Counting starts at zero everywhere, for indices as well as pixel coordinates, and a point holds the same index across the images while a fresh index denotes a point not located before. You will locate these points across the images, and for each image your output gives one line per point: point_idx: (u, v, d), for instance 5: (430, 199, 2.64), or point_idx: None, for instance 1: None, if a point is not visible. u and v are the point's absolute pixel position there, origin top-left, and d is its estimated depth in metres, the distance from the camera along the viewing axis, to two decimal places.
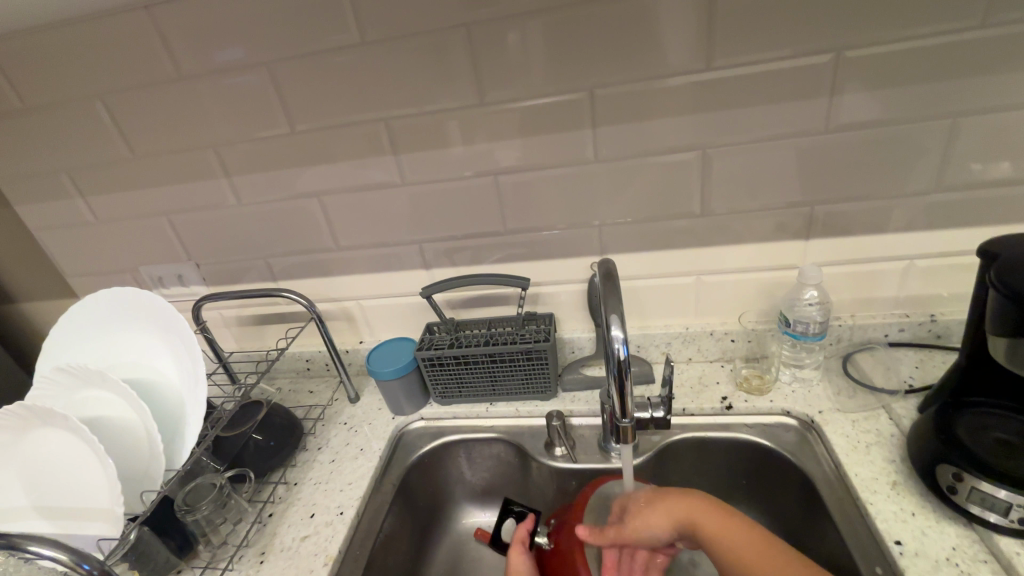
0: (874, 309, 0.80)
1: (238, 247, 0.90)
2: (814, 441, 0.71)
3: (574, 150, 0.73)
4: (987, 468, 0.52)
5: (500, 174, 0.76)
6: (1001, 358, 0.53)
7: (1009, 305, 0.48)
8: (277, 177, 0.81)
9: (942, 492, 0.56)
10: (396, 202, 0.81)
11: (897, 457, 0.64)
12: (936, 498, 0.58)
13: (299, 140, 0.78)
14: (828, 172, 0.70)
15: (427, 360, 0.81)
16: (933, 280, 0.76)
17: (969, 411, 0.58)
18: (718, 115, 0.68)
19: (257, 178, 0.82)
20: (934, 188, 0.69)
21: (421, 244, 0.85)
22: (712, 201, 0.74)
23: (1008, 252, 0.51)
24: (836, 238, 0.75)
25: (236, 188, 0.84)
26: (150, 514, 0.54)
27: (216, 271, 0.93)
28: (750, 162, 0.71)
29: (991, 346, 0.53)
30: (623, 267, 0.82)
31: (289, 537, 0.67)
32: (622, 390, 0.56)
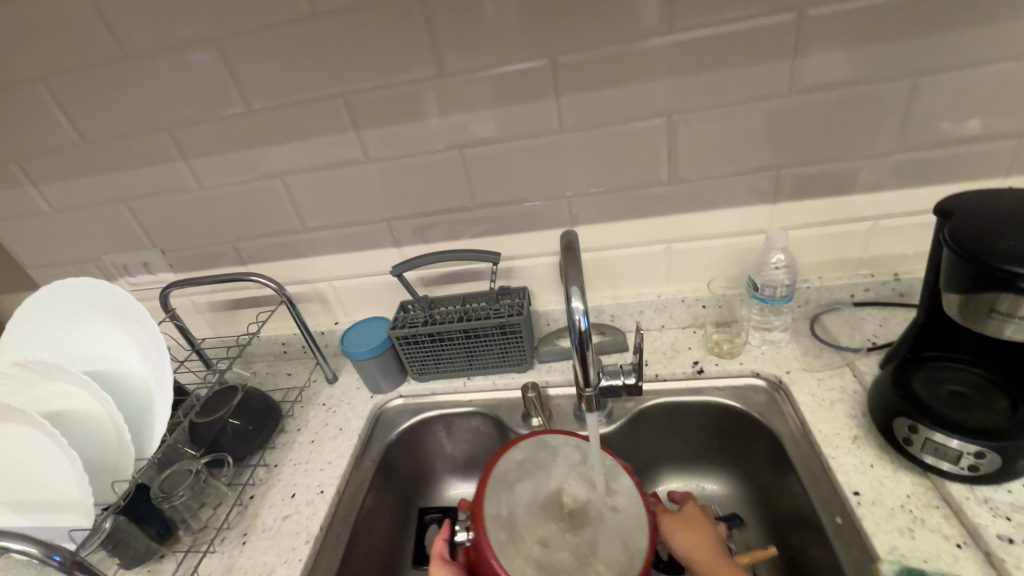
0: (841, 270, 0.81)
1: (203, 232, 0.88)
2: (782, 400, 0.73)
3: (540, 121, 0.72)
4: (940, 419, 0.54)
5: (468, 147, 0.75)
6: (954, 316, 0.54)
7: (961, 263, 0.49)
8: (236, 158, 0.79)
9: (898, 444, 0.58)
10: (363, 180, 0.79)
11: (859, 413, 0.66)
12: (893, 449, 0.60)
13: (257, 118, 0.75)
14: (793, 135, 0.70)
15: (402, 339, 0.81)
16: (897, 239, 0.77)
17: (926, 366, 0.61)
18: (683, 80, 0.67)
19: (216, 159, 0.79)
20: (899, 148, 0.70)
21: (391, 222, 0.83)
22: (682, 168, 0.74)
23: (962, 209, 0.52)
24: (805, 201, 0.75)
25: (196, 171, 0.81)
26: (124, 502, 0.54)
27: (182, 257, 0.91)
28: (717, 127, 0.70)
29: (946, 303, 0.54)
30: (596, 239, 0.82)
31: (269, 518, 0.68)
32: (585, 359, 0.56)
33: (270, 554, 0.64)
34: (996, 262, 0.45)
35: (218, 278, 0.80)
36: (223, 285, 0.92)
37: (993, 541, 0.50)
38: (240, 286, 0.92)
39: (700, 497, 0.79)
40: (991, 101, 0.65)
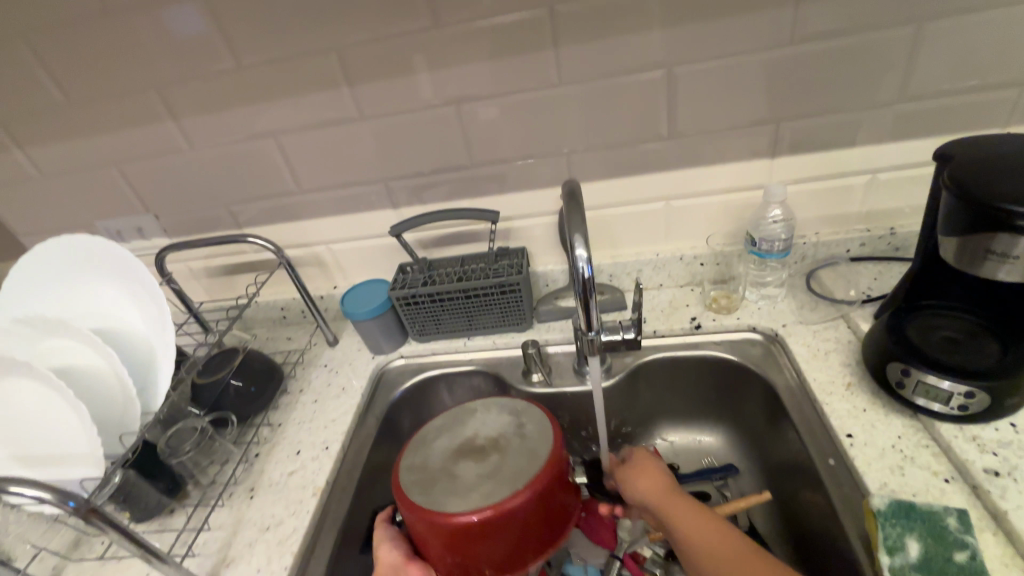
0: (839, 226, 0.82)
1: (197, 196, 0.87)
2: (777, 352, 0.75)
3: (538, 74, 0.70)
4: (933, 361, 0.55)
5: (465, 103, 0.74)
6: (949, 261, 0.55)
7: (960, 206, 0.50)
8: (228, 118, 0.77)
9: (891, 388, 0.60)
10: (358, 139, 0.78)
11: (853, 361, 0.68)
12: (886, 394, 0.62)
13: (247, 75, 0.73)
14: (793, 87, 0.69)
15: (402, 299, 0.81)
16: (894, 193, 0.78)
17: (920, 314, 0.62)
18: (683, 29, 0.66)
19: (207, 119, 0.78)
20: (898, 100, 0.69)
21: (387, 182, 0.82)
22: (681, 123, 0.73)
23: (962, 154, 0.52)
24: (804, 156, 0.75)
25: (188, 132, 0.79)
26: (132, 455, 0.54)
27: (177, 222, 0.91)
28: (718, 79, 0.69)
29: (942, 249, 0.55)
30: (594, 197, 0.81)
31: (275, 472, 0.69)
32: (587, 307, 0.57)
33: (278, 507, 0.65)
34: (994, 200, 0.46)
35: (213, 241, 0.79)
36: (219, 250, 0.91)
37: (979, 475, 0.52)
38: (236, 251, 0.91)
39: (696, 449, 0.81)
40: (993, 48, 0.65)
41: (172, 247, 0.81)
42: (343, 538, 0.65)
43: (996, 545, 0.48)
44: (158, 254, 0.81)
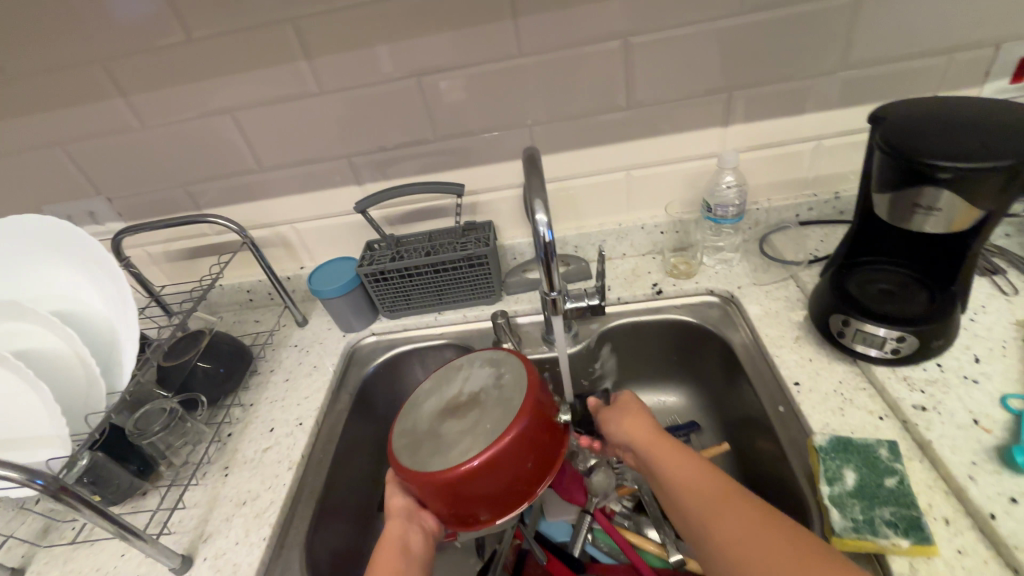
0: (788, 192, 0.86)
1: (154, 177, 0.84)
2: (733, 313, 0.79)
3: (498, 45, 0.71)
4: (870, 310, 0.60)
5: (426, 76, 0.74)
6: (884, 217, 0.59)
7: (891, 162, 0.54)
8: (184, 93, 0.75)
9: (833, 337, 0.64)
10: (319, 113, 0.77)
11: (801, 317, 0.72)
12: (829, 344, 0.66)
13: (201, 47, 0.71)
14: (743, 56, 0.72)
15: (370, 276, 0.81)
16: (839, 158, 0.82)
17: (860, 269, 0.67)
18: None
19: (161, 95, 0.75)
20: (842, 67, 0.73)
21: (352, 158, 0.82)
22: (640, 93, 0.75)
23: (891, 115, 0.56)
24: (756, 123, 0.79)
25: (142, 111, 0.77)
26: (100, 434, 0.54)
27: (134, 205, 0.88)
28: (671, 49, 0.71)
29: (877, 205, 0.59)
30: (558, 168, 0.83)
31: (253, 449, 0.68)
32: (548, 268, 0.60)
33: (254, 482, 0.66)
34: (917, 156, 0.50)
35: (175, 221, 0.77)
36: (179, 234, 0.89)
37: (909, 411, 0.57)
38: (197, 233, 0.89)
39: (661, 408, 0.85)
40: (924, 17, 0.69)
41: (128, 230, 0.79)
42: (320, 508, 0.66)
43: (922, 472, 0.53)
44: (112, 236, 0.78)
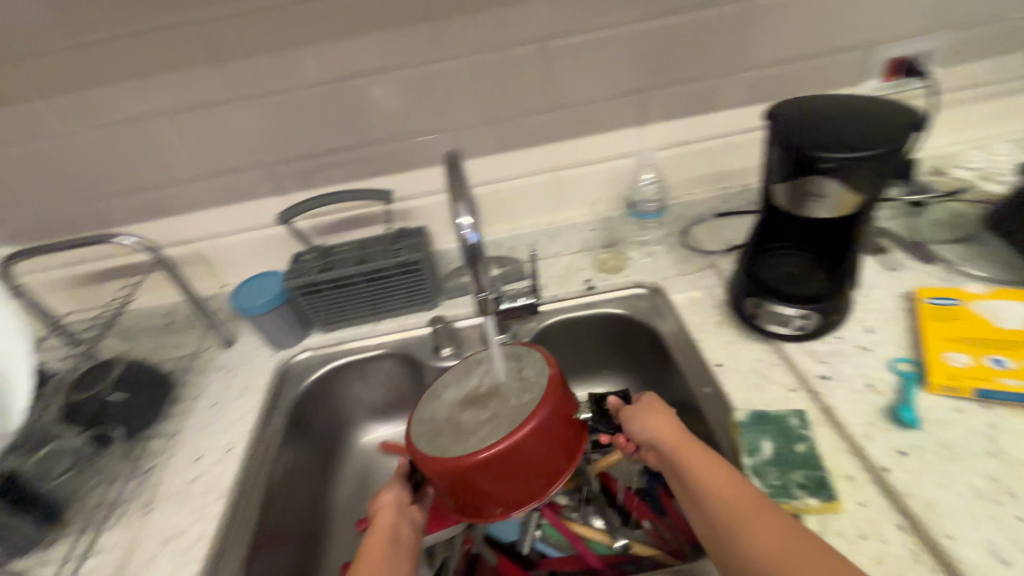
0: (682, 190, 1.11)
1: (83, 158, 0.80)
2: (659, 303, 0.91)
3: (437, 47, 0.89)
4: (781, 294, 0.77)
5: (385, 67, 0.90)
6: (779, 203, 0.73)
7: (786, 155, 0.67)
8: (162, 77, 0.87)
9: (750, 319, 0.80)
10: (292, 104, 0.92)
11: (722, 300, 0.87)
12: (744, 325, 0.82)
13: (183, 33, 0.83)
14: (655, 57, 0.94)
15: (302, 287, 0.88)
16: (723, 166, 0.98)
17: (768, 255, 0.82)
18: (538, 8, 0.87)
19: (143, 81, 0.87)
20: (704, 79, 0.98)
21: (322, 160, 0.99)
22: (556, 97, 0.97)
23: (785, 112, 0.70)
24: (645, 125, 1.02)
25: (131, 103, 0.89)
26: None
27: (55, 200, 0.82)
28: (588, 54, 0.92)
29: (774, 194, 0.74)
30: (495, 168, 1.04)
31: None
32: (475, 268, 0.70)
33: (177, 518, 0.71)
34: (805, 150, 0.63)
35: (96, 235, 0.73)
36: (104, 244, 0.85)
37: (812, 380, 0.73)
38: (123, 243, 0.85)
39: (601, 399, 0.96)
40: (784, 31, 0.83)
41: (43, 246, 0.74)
42: (254, 539, 0.70)
43: (828, 437, 0.67)
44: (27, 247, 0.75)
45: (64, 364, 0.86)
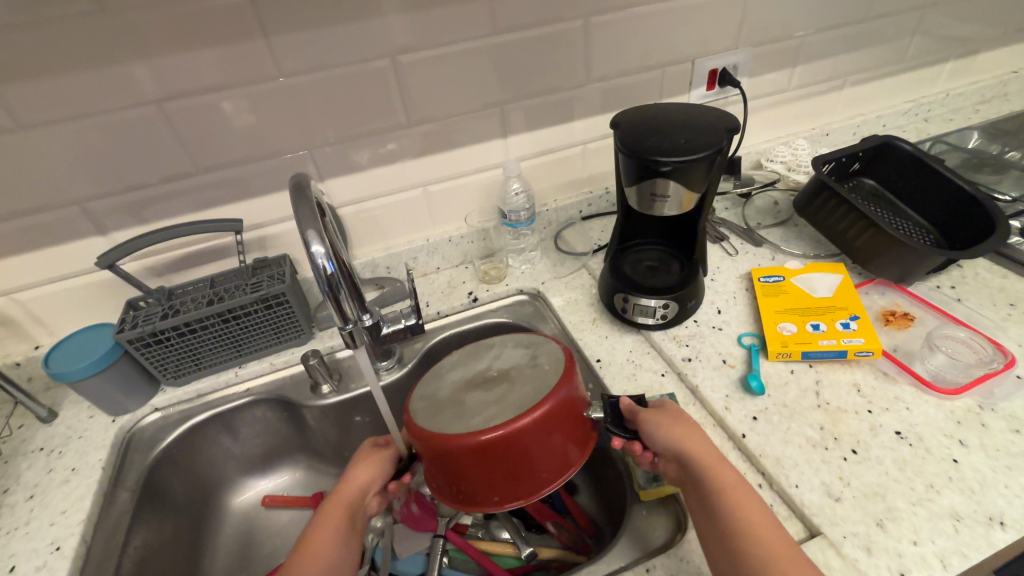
0: (754, 138, 1.03)
1: (150, 167, 0.69)
2: (761, 236, 0.85)
3: (471, 18, 0.71)
4: (826, 235, 0.80)
5: (502, 35, 0.74)
6: (839, 175, 0.86)
7: (844, 160, 0.84)
8: (220, 56, 0.63)
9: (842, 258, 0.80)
10: (386, 82, 0.72)
11: (802, 228, 0.86)
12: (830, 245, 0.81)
13: (264, 3, 0.62)
14: (712, 21, 0.84)
15: (258, 304, 0.72)
16: (761, 123, 1.02)
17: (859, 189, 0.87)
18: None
19: (185, 55, 0.62)
20: (811, 33, 0.93)
21: (408, 134, 0.78)
22: (673, 53, 0.85)
23: (869, 142, 0.83)
24: (751, 79, 0.95)
25: (163, 84, 0.63)
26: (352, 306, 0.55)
27: (107, 209, 0.70)
28: (646, 21, 0.80)
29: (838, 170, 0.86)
30: (596, 130, 0.90)
31: (487, 396, 0.53)
32: (620, 205, 0.72)
33: None
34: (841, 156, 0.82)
35: (201, 227, 0.69)
36: (164, 246, 0.75)
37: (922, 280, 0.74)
38: (189, 244, 0.76)
39: None
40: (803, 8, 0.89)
41: (126, 247, 0.67)
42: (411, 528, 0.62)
43: None
44: (100, 259, 0.65)
45: (93, 396, 0.70)
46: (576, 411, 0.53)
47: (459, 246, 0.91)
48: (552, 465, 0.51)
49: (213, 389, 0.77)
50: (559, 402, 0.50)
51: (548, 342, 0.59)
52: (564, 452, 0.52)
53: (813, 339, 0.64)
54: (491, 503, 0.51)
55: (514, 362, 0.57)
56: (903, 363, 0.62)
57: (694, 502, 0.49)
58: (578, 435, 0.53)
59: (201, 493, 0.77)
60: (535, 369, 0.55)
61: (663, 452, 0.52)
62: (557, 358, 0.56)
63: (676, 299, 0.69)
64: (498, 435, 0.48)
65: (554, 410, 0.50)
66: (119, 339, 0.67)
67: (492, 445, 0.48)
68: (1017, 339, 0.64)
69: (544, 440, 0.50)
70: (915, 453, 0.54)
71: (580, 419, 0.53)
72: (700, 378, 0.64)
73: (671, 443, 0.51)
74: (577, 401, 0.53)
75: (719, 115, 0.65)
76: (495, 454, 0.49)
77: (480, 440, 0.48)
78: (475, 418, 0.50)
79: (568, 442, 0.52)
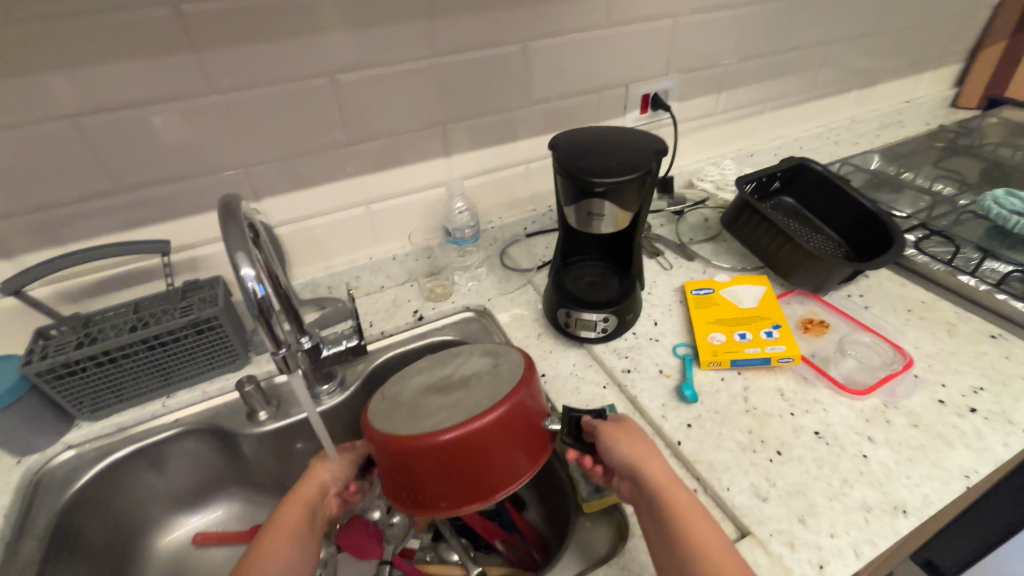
0: (687, 158, 1.09)
1: (64, 186, 0.64)
2: (693, 250, 0.90)
3: (407, 40, 0.72)
4: (749, 247, 0.85)
5: (439, 58, 0.75)
6: (761, 194, 0.93)
7: (765, 179, 0.91)
8: (141, 70, 0.61)
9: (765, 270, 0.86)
10: (323, 100, 0.71)
11: (731, 242, 0.92)
12: (755, 257, 0.87)
13: (192, 18, 0.60)
14: (641, 50, 0.89)
15: (187, 329, 0.68)
16: (693, 145, 1.08)
17: (780, 208, 0.93)
18: (537, 5, 0.77)
19: (100, 69, 0.59)
20: (732, 63, 1.00)
21: (347, 152, 0.77)
22: (607, 78, 0.90)
23: (788, 163, 0.91)
24: (680, 104, 1.01)
25: (78, 97, 0.60)
26: (288, 334, 0.52)
27: (13, 231, 0.65)
28: (578, 48, 0.84)
29: (761, 189, 0.92)
30: (538, 150, 0.92)
31: (445, 400, 0.54)
32: (562, 223, 0.75)
33: None
34: (762, 174, 0.89)
35: (122, 249, 0.65)
36: (79, 270, 0.70)
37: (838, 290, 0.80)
38: (110, 267, 0.71)
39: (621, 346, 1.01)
40: (723, 40, 0.96)
41: (36, 271, 0.62)
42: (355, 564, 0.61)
43: None
44: (4, 284, 0.61)
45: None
46: (533, 418, 0.53)
47: (404, 264, 0.91)
48: (507, 471, 0.51)
49: (137, 421, 0.72)
50: (514, 405, 0.51)
51: (511, 351, 0.60)
52: (520, 459, 0.52)
53: (740, 347, 0.68)
54: (443, 509, 0.50)
55: (478, 368, 0.58)
56: (820, 367, 0.67)
57: (647, 520, 0.50)
58: (534, 445, 0.53)
59: (121, 536, 0.71)
60: (493, 376, 0.56)
61: (617, 469, 0.52)
62: (516, 366, 0.56)
63: (614, 312, 0.71)
64: (454, 437, 0.48)
65: (508, 414, 0.50)
66: (25, 371, 0.61)
67: (448, 446, 0.48)
68: (915, 342, 0.71)
69: (499, 444, 0.50)
70: (831, 450, 0.58)
71: (536, 428, 0.54)
72: (639, 389, 0.67)
73: (624, 461, 0.51)
74: (534, 408, 0.54)
75: (650, 138, 0.69)
76: (450, 456, 0.49)
77: (435, 442, 0.48)
78: (430, 421, 0.51)
79: (524, 450, 0.52)
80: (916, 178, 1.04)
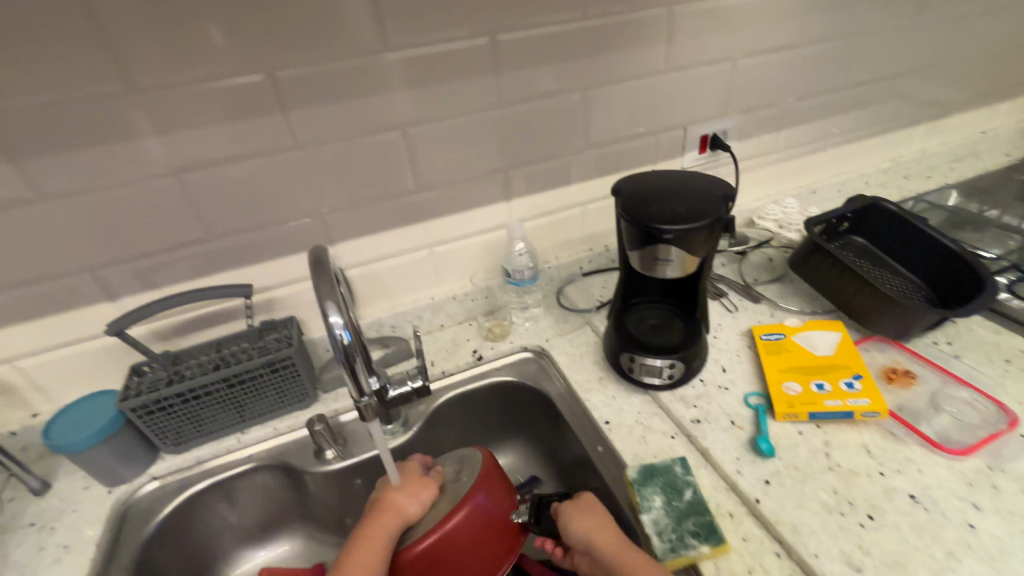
0: (745, 195, 1.07)
1: (163, 235, 0.70)
2: (759, 292, 0.87)
3: (473, 93, 0.75)
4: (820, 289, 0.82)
5: (502, 108, 0.78)
6: (829, 235, 0.89)
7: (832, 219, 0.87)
8: (235, 129, 0.66)
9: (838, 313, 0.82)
10: (393, 151, 0.75)
11: (799, 284, 0.88)
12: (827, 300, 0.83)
13: (283, 82, 0.65)
14: (698, 93, 0.90)
15: (263, 368, 0.72)
16: (751, 182, 1.06)
17: (851, 248, 0.89)
18: (597, 56, 0.79)
19: (200, 130, 0.65)
20: (792, 101, 0.99)
21: (414, 198, 0.80)
22: (664, 120, 0.90)
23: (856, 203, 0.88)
24: (739, 142, 1.00)
25: (181, 157, 0.66)
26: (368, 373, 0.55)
27: (117, 275, 0.71)
28: (635, 94, 0.85)
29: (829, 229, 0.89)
30: (594, 192, 0.93)
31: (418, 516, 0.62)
32: (624, 266, 0.74)
33: None
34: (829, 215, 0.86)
35: (211, 293, 0.70)
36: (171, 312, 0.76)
37: (923, 337, 0.75)
38: (198, 308, 0.77)
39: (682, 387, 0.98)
40: (783, 79, 0.95)
41: (136, 314, 0.67)
42: None
43: None
44: (112, 323, 0.66)
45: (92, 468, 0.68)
46: (497, 513, 0.61)
47: (463, 304, 0.92)
48: (488, 556, 0.59)
49: (213, 455, 0.75)
50: (475, 508, 0.59)
51: (473, 452, 0.67)
52: (493, 551, 0.59)
53: (818, 399, 0.65)
54: None
55: (446, 478, 0.65)
56: (910, 423, 0.63)
57: None
58: (504, 533, 0.61)
59: (194, 567, 0.74)
60: (456, 484, 0.63)
61: (578, 544, 0.56)
62: (475, 469, 0.64)
63: (680, 359, 0.70)
64: (427, 545, 0.56)
65: (469, 516, 0.58)
66: (122, 407, 0.66)
67: (423, 553, 0.56)
68: (1017, 397, 0.65)
69: (469, 540, 0.58)
70: (932, 518, 0.54)
71: (503, 521, 0.61)
72: (711, 441, 0.64)
73: (581, 536, 0.56)
74: (496, 504, 0.61)
75: (716, 183, 0.68)
76: (429, 561, 0.57)
77: (413, 552, 0.56)
78: (409, 535, 0.59)
79: (496, 539, 0.60)
80: (1000, 215, 0.97)
